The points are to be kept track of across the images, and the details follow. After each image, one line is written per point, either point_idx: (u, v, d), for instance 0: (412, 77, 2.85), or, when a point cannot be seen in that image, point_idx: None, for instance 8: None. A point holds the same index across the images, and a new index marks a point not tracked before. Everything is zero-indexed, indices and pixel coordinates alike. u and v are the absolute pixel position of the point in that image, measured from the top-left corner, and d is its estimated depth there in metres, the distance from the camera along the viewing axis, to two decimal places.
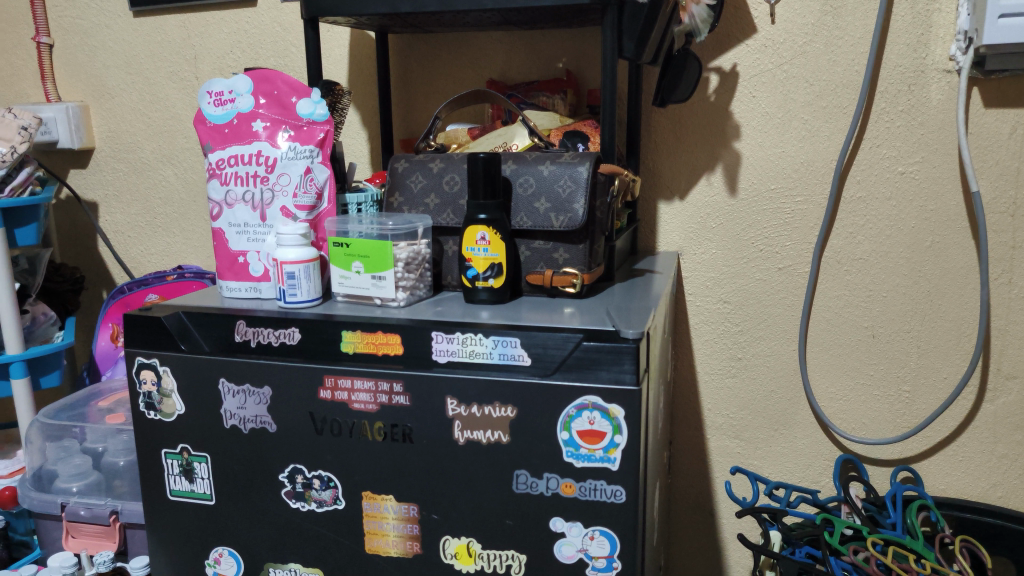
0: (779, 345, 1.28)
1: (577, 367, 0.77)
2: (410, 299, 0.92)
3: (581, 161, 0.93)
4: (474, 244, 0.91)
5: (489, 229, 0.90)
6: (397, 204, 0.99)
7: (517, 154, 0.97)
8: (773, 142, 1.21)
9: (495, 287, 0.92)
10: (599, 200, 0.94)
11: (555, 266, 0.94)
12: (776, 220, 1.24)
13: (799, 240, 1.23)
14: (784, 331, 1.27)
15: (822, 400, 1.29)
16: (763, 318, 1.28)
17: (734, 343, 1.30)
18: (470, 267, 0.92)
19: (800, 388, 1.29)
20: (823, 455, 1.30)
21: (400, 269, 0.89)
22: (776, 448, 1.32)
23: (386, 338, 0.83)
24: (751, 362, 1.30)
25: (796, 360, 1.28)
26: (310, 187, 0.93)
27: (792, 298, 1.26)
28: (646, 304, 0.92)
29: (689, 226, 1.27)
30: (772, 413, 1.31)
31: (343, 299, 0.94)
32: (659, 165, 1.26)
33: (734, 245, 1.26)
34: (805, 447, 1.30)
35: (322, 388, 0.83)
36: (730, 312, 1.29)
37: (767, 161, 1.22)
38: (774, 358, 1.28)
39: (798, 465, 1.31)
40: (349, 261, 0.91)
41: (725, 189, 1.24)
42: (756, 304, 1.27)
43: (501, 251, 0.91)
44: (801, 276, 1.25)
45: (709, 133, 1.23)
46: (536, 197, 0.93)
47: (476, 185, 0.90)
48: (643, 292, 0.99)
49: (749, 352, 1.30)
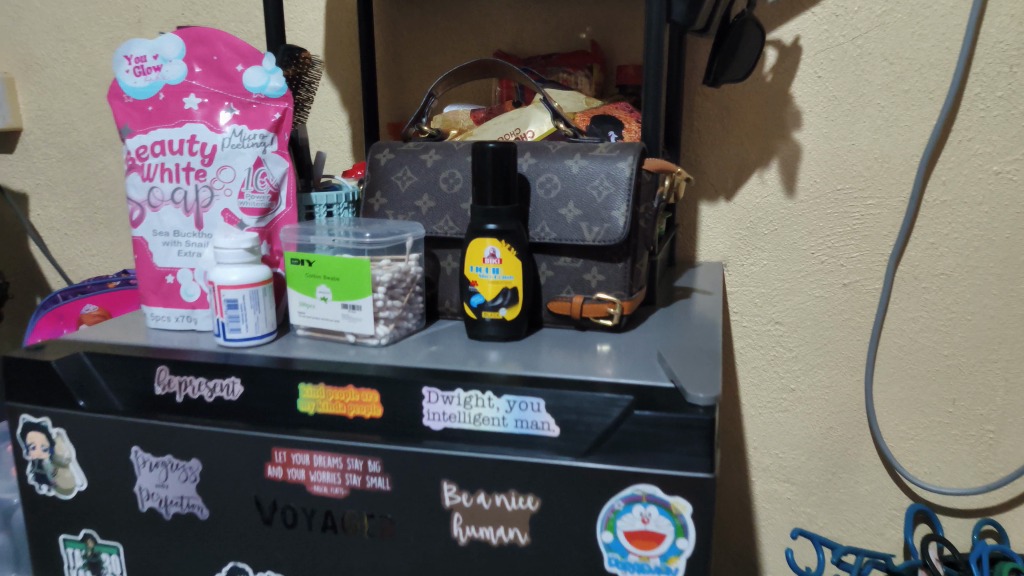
0: (841, 374, 1.05)
1: (625, 446, 0.55)
2: (394, 334, 0.70)
3: (621, 154, 0.71)
4: (480, 262, 0.69)
5: (499, 243, 0.68)
6: (377, 207, 0.77)
7: (537, 145, 0.75)
8: (842, 131, 0.98)
9: (507, 320, 0.69)
10: (644, 205, 0.72)
11: (585, 291, 0.72)
12: (841, 227, 1.00)
13: (869, 251, 1.00)
14: (847, 357, 1.04)
15: (889, 441, 1.05)
16: (823, 343, 1.04)
17: (786, 372, 1.07)
18: (475, 293, 0.70)
19: (866, 424, 1.05)
20: (889, 504, 1.07)
21: (381, 296, 0.68)
22: (833, 495, 1.09)
23: (358, 396, 0.61)
24: (806, 395, 1.07)
25: (860, 394, 1.05)
26: (263, 183, 0.73)
27: (857, 320, 1.02)
28: (707, 339, 0.70)
29: (734, 231, 1.04)
30: (829, 455, 1.08)
31: (307, 332, 0.72)
32: (704, 158, 1.04)
33: (788, 255, 1.03)
34: (866, 494, 1.08)
35: (270, 465, 0.62)
36: (783, 334, 1.06)
37: (833, 155, 0.99)
38: (834, 391, 1.05)
39: (858, 515, 1.09)
40: (312, 285, 0.69)
41: (782, 188, 1.02)
42: (814, 326, 1.04)
43: (516, 272, 0.69)
44: (873, 294, 1.01)
45: (762, 121, 1.01)
46: (561, 201, 0.71)
47: (482, 185, 0.67)
48: (697, 320, 0.77)
49: (803, 383, 1.07)
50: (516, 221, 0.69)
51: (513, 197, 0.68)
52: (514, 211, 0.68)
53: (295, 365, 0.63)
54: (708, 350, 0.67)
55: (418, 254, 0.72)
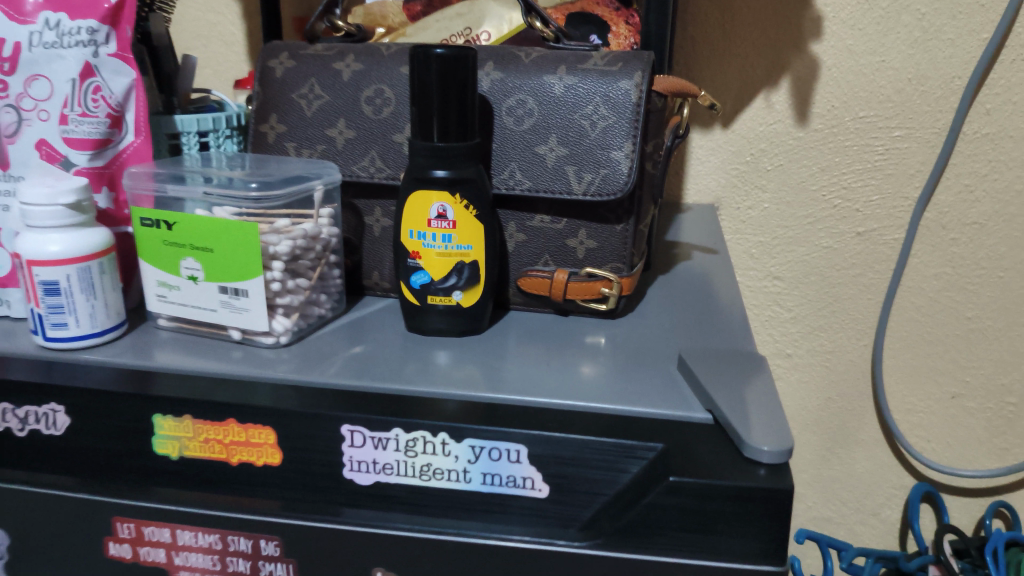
0: (846, 339, 0.87)
1: (646, 526, 0.37)
2: (300, 326, 0.49)
3: (623, 70, 0.50)
4: (423, 226, 0.47)
5: (450, 198, 0.46)
6: (270, 137, 0.54)
7: (504, 51, 0.53)
8: (873, 42, 0.76)
9: (462, 308, 0.49)
10: (653, 141, 0.52)
11: (570, 262, 0.52)
12: (861, 163, 0.80)
13: (893, 194, 0.81)
14: (853, 319, 0.86)
15: (896, 415, 0.89)
16: (828, 301, 0.86)
17: (781, 333, 0.89)
18: (415, 269, 0.48)
19: (871, 397, 0.89)
20: (888, 482, 0.91)
21: (277, 276, 0.46)
22: (826, 472, 0.92)
23: (240, 435, 0.41)
24: (803, 360, 0.89)
25: (867, 360, 0.87)
26: (96, 102, 0.50)
27: (870, 277, 0.84)
28: (741, 330, 0.50)
29: (731, 166, 0.84)
30: (825, 427, 0.91)
31: (172, 324, 0.50)
32: (699, 71, 0.82)
33: (794, 197, 0.83)
34: (863, 473, 0.91)
35: (112, 540, 0.44)
36: (781, 292, 0.87)
37: (856, 75, 0.77)
38: (835, 357, 0.88)
39: (853, 495, 0.92)
40: (174, 258, 0.47)
41: (791, 117, 0.81)
42: (820, 283, 0.86)
43: (476, 240, 0.48)
44: (889, 246, 0.82)
45: (770, 27, 0.79)
46: (539, 135, 0.50)
47: (428, 112, 0.45)
48: (717, 299, 0.57)
49: (801, 347, 0.88)
50: (477, 164, 0.47)
51: (472, 130, 0.47)
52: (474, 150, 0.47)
53: (155, 391, 0.42)
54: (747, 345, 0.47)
55: (330, 210, 0.51)
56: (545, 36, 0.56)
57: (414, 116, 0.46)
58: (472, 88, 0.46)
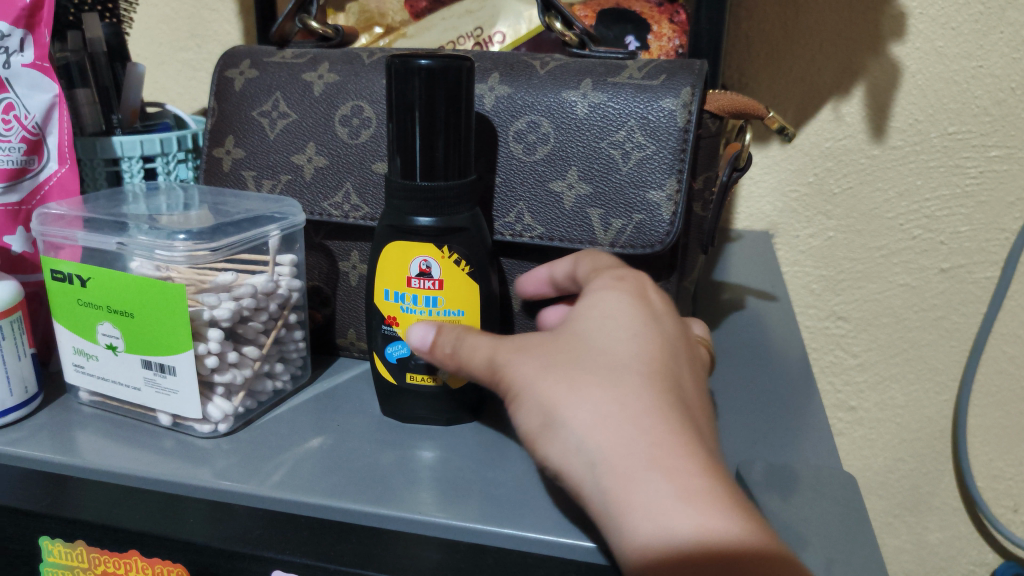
0: (921, 393, 0.68)
1: None
2: (246, 407, 0.39)
3: (665, 85, 0.39)
4: (401, 284, 0.37)
5: (435, 251, 0.36)
6: (225, 161, 0.46)
7: (514, 60, 0.43)
8: (971, 42, 0.58)
9: (448, 390, 0.38)
10: (701, 175, 0.41)
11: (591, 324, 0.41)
12: (947, 188, 0.62)
13: (987, 226, 0.62)
14: (932, 369, 0.67)
15: (978, 481, 0.70)
16: (900, 347, 0.67)
17: (843, 383, 0.70)
18: (393, 338, 0.38)
19: (950, 457, 0.69)
20: (965, 556, 0.72)
21: (213, 350, 0.36)
22: (888, 543, 0.73)
23: (145, 571, 0.33)
24: (870, 419, 0.71)
25: (946, 424, 0.69)
26: (8, 123, 0.40)
27: (954, 321, 0.65)
28: (825, 449, 0.39)
29: (790, 188, 0.66)
30: (893, 492, 0.72)
31: (94, 399, 0.40)
32: (752, 78, 0.64)
33: (864, 227, 0.65)
34: (937, 545, 0.72)
35: None
36: (847, 335, 0.69)
37: (950, 78, 0.59)
38: (908, 416, 0.69)
39: (922, 569, 0.74)
40: (90, 320, 0.38)
41: (864, 130, 0.62)
42: (892, 326, 0.67)
43: (470, 304, 0.37)
44: (980, 286, 0.64)
45: (842, 13, 0.60)
46: (555, 167, 0.40)
47: (411, 140, 0.35)
48: (791, 388, 0.46)
49: (869, 399, 0.70)
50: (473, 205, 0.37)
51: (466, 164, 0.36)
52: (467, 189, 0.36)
53: (64, 512, 0.33)
54: (837, 473, 0.37)
55: (290, 258, 0.41)
56: (567, 40, 0.45)
57: (393, 143, 0.35)
58: (467, 108, 0.35)
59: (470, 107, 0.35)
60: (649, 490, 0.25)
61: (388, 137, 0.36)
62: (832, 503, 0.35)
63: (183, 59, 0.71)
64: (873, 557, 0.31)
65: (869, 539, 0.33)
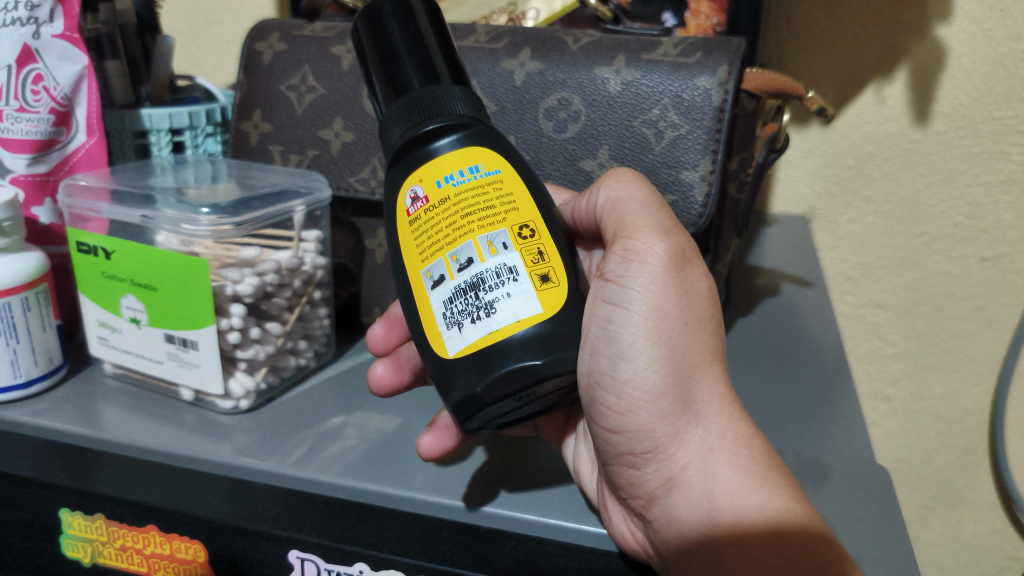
0: (959, 383, 0.66)
1: None
2: (269, 383, 0.39)
3: (699, 63, 0.38)
4: (545, 195, 0.29)
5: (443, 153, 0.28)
6: (253, 135, 0.46)
7: (547, 35, 0.42)
8: (1021, 24, 0.55)
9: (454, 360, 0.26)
10: (738, 156, 0.40)
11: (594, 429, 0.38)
12: (991, 173, 0.59)
13: None
14: (971, 361, 0.65)
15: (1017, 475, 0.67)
16: (939, 337, 0.66)
17: (879, 371, 0.68)
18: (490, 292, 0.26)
19: (987, 450, 0.67)
20: (1003, 553, 0.69)
21: (235, 324, 0.36)
22: (921, 535, 0.70)
23: (163, 547, 0.32)
24: (907, 408, 0.68)
25: (984, 418, 0.66)
26: (37, 94, 0.40)
27: (995, 312, 0.63)
28: (858, 441, 0.38)
29: (828, 171, 0.64)
30: (928, 483, 0.70)
31: (119, 371, 0.40)
32: (791, 59, 0.62)
33: (904, 210, 0.63)
34: (971, 542, 0.70)
35: None
36: (883, 323, 0.67)
37: (999, 61, 0.56)
38: (945, 407, 0.67)
39: (958, 566, 0.71)
40: (112, 293, 0.38)
41: (904, 112, 0.60)
42: (931, 315, 0.65)
43: (407, 221, 0.28)
44: None
45: None
46: (584, 144, 0.39)
47: (452, 98, 0.29)
48: (824, 377, 0.45)
49: (905, 389, 0.68)
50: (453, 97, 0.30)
51: (398, 88, 0.29)
52: (418, 99, 0.28)
53: (84, 488, 0.33)
54: (866, 466, 0.35)
55: (313, 235, 0.40)
56: (601, 15, 0.44)
57: (432, 102, 0.28)
58: (389, 17, 0.30)
59: (367, 30, 0.30)
60: (767, 493, 0.28)
61: (423, 102, 0.28)
62: (868, 498, 0.33)
63: (218, 34, 0.71)
64: (903, 547, 0.30)
65: (900, 533, 0.31)
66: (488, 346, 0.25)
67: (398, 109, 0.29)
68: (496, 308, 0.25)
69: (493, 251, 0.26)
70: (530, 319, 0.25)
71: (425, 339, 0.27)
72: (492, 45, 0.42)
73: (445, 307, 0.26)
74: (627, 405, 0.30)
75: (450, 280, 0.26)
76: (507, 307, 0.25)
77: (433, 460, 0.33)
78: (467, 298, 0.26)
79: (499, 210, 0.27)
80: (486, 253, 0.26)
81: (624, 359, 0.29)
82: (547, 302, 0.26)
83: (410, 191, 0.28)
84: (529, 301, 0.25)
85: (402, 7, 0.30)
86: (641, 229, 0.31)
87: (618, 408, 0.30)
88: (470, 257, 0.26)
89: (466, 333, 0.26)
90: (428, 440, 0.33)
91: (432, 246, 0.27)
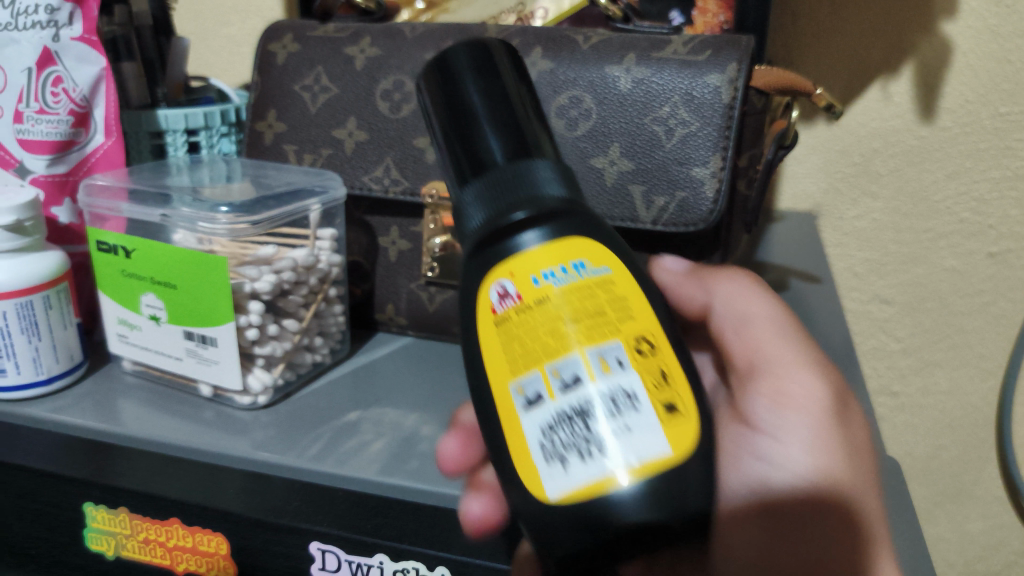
0: (966, 378, 0.67)
1: None
2: (286, 379, 0.40)
3: (708, 60, 0.38)
4: (659, 296, 0.25)
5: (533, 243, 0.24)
6: (267, 134, 0.46)
7: (557, 34, 0.42)
8: None
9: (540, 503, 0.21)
10: (748, 152, 0.41)
11: None
12: (997, 169, 0.60)
13: None
14: (978, 356, 0.65)
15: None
16: (946, 333, 0.66)
17: (886, 366, 0.69)
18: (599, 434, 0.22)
19: (994, 444, 0.67)
20: (1009, 548, 0.70)
21: (253, 321, 0.37)
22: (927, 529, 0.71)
23: (185, 540, 0.33)
24: (914, 404, 0.69)
25: (990, 413, 0.67)
26: (56, 96, 0.40)
27: (1002, 307, 0.64)
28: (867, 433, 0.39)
29: (835, 168, 0.65)
30: (934, 478, 0.70)
31: (138, 368, 0.41)
32: (798, 55, 0.62)
33: (910, 206, 0.63)
34: (977, 536, 0.70)
35: None
36: (890, 319, 0.67)
37: (1006, 57, 0.57)
38: (952, 402, 0.68)
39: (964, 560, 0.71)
40: (132, 291, 0.38)
41: (910, 109, 0.61)
42: (937, 310, 0.65)
43: (490, 327, 0.24)
44: None
45: None
46: (596, 142, 0.40)
47: (536, 171, 0.25)
48: (832, 370, 0.45)
49: (912, 384, 0.68)
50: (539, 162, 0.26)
51: (476, 163, 0.26)
52: (503, 178, 0.25)
53: (106, 482, 0.34)
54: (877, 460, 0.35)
55: (329, 233, 0.41)
56: (611, 14, 0.45)
57: (511, 169, 0.25)
58: (465, 73, 0.27)
59: (438, 85, 0.27)
60: None
61: (504, 173, 0.25)
62: None
63: (225, 34, 0.71)
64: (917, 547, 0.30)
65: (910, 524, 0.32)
66: (595, 492, 0.21)
67: (486, 192, 0.25)
68: (612, 442, 0.21)
69: (607, 369, 0.22)
70: (655, 462, 0.21)
71: (518, 479, 0.22)
72: (504, 45, 0.42)
73: (544, 437, 0.22)
74: (793, 523, 0.26)
75: (551, 401, 0.22)
76: (626, 442, 0.21)
77: (488, 534, 0.30)
78: (571, 427, 0.21)
79: (610, 316, 0.23)
80: (599, 371, 0.22)
81: (781, 473, 0.27)
82: (676, 440, 0.21)
83: (498, 286, 0.24)
84: (654, 439, 0.21)
85: (480, 64, 0.27)
86: (790, 358, 0.29)
87: (775, 532, 0.26)
88: (576, 374, 0.22)
89: (572, 473, 0.21)
90: (476, 507, 0.30)
91: (524, 359, 0.23)
